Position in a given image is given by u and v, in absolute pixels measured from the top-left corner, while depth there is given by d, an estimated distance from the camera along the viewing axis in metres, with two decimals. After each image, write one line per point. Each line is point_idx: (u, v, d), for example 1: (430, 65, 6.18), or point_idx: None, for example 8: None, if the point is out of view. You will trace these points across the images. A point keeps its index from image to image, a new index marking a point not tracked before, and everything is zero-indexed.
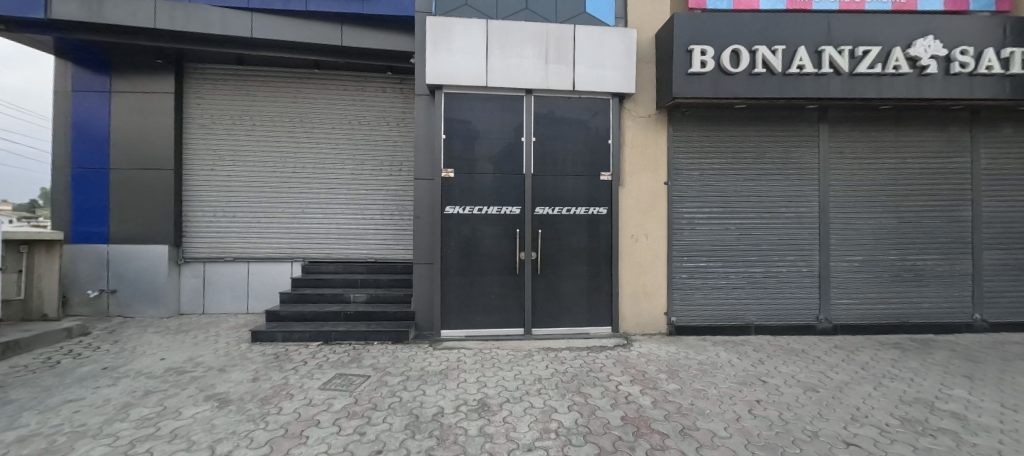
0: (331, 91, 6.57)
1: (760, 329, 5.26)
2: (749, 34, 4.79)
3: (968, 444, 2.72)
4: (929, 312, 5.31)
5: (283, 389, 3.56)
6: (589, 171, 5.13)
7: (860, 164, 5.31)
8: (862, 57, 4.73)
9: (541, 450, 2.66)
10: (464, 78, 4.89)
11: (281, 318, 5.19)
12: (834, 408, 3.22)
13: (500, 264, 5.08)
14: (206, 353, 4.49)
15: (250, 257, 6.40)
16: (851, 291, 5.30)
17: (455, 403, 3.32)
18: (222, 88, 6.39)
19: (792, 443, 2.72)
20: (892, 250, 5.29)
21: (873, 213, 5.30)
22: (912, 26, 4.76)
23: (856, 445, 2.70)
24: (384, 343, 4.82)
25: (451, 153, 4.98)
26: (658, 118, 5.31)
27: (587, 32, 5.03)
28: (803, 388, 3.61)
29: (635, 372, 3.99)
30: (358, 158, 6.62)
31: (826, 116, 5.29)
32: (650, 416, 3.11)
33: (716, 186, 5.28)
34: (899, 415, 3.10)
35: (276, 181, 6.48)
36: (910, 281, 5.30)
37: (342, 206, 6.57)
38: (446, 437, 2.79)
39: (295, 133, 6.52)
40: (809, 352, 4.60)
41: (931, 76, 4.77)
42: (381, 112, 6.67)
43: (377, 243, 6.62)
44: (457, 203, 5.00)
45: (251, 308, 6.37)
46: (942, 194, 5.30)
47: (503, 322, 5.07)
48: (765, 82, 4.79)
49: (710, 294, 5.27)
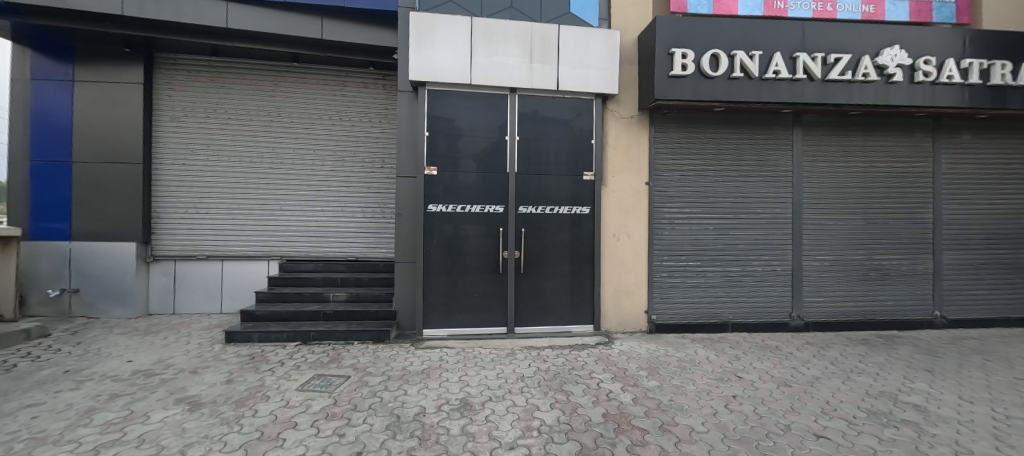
0: (311, 85, 6.41)
1: (736, 326, 5.40)
2: (728, 39, 4.90)
3: (928, 434, 2.86)
4: (894, 309, 5.56)
5: (259, 391, 3.46)
6: (572, 171, 5.17)
7: (832, 168, 5.51)
8: (834, 64, 4.92)
9: (523, 448, 2.67)
10: (447, 75, 4.85)
11: (258, 318, 5.05)
12: (805, 402, 3.34)
13: (483, 263, 5.06)
14: (178, 355, 4.33)
15: (225, 256, 6.19)
16: (822, 289, 5.50)
17: (437, 402, 3.29)
18: (196, 80, 6.17)
19: (766, 437, 2.80)
20: (860, 250, 5.53)
21: (842, 214, 5.52)
22: (880, 35, 4.97)
23: (826, 437, 2.81)
24: (366, 343, 4.74)
25: (435, 150, 4.94)
26: (641, 119, 5.38)
27: (571, 32, 5.06)
28: (777, 383, 3.73)
29: (616, 369, 4.04)
30: (338, 154, 6.49)
31: (800, 121, 5.47)
32: (631, 412, 3.15)
33: (696, 186, 5.40)
34: (865, 408, 3.24)
35: (253, 178, 6.29)
36: (876, 280, 5.54)
37: (322, 203, 6.43)
38: (428, 437, 2.77)
39: (273, 128, 6.34)
40: (782, 348, 4.76)
41: (897, 84, 4.99)
42: (363, 108, 6.55)
43: (358, 242, 6.51)
44: (440, 201, 4.96)
45: (226, 309, 6.17)
46: (906, 197, 5.56)
47: (486, 320, 5.06)
48: (743, 86, 4.91)
49: (689, 292, 5.38)
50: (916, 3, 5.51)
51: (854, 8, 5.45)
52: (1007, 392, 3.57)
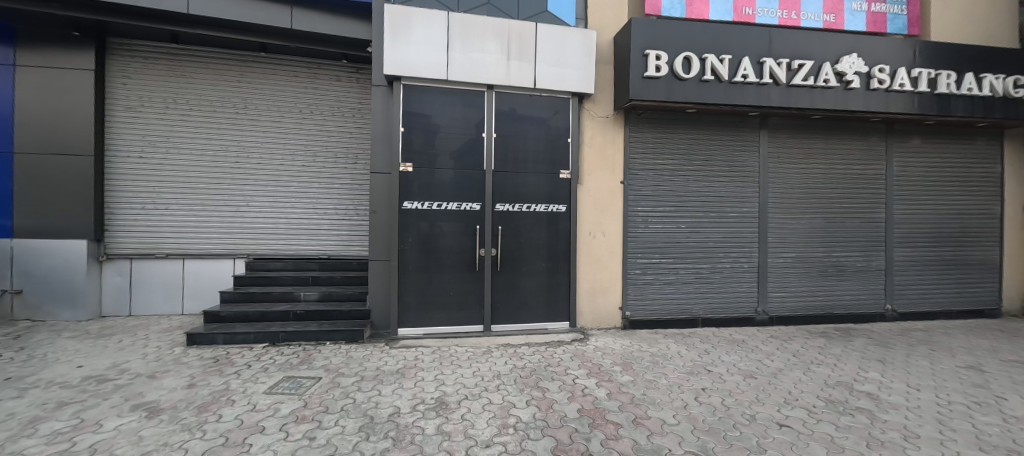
0: (280, 77, 6.18)
1: (706, 321, 5.58)
2: (699, 43, 5.05)
3: (880, 421, 3.04)
4: (850, 303, 5.88)
5: (223, 395, 3.31)
6: (549, 169, 5.20)
7: (795, 169, 5.77)
8: (798, 70, 5.14)
9: (499, 445, 2.67)
10: (423, 70, 4.78)
11: (223, 318, 4.83)
12: (769, 393, 3.49)
13: (459, 261, 5.02)
14: (134, 358, 4.09)
15: (187, 254, 5.90)
16: (786, 285, 5.76)
17: (412, 402, 3.24)
18: (154, 68, 5.83)
19: (733, 427, 2.91)
20: (820, 248, 5.82)
21: (804, 214, 5.79)
22: (839, 44, 5.23)
23: (788, 426, 2.94)
24: (338, 343, 4.62)
25: (410, 146, 4.86)
26: (616, 119, 5.46)
27: (548, 30, 5.07)
28: (743, 375, 3.88)
29: (591, 365, 4.10)
30: (310, 149, 6.28)
31: (766, 124, 5.69)
32: (605, 407, 3.20)
33: (669, 186, 5.54)
34: (824, 397, 3.42)
35: (217, 173, 6.01)
36: (834, 276, 5.85)
37: (292, 200, 6.21)
38: (402, 437, 2.73)
39: (239, 121, 6.07)
40: (748, 341, 4.96)
41: (855, 90, 5.27)
42: (335, 102, 6.36)
43: (331, 240, 6.33)
44: (415, 198, 4.89)
45: (187, 310, 5.87)
46: (862, 198, 5.89)
47: (462, 318, 5.02)
48: (714, 89, 5.06)
49: (661, 289, 5.52)
50: (871, 14, 5.84)
51: (817, 17, 5.72)
52: (949, 380, 3.84)
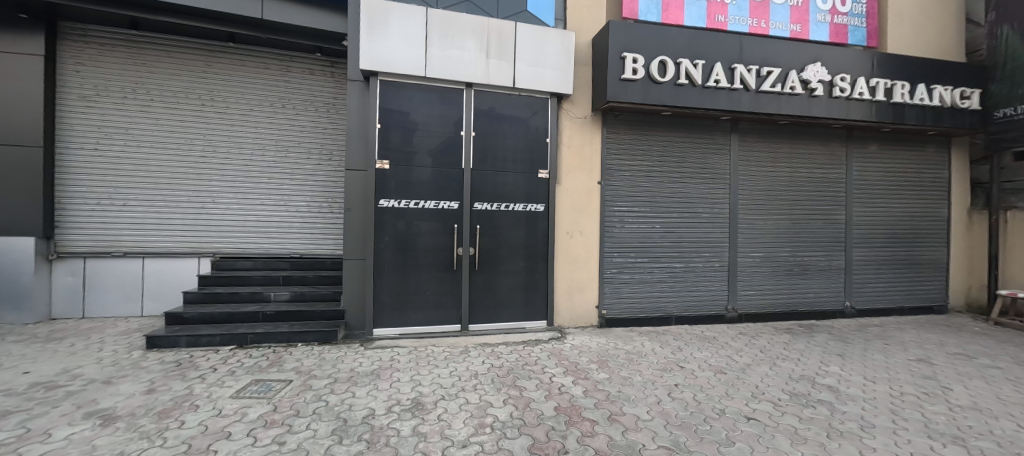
0: (250, 69, 5.94)
1: (679, 319, 5.73)
2: (674, 47, 5.18)
3: (840, 412, 3.21)
4: (813, 301, 6.16)
5: (186, 401, 3.16)
6: (527, 168, 5.21)
7: (764, 172, 6.00)
8: (766, 76, 5.34)
9: (476, 445, 2.65)
10: (401, 67, 4.70)
11: (186, 320, 4.61)
12: (738, 387, 3.62)
13: (437, 260, 4.97)
14: (88, 363, 3.85)
15: (148, 253, 5.60)
16: (754, 283, 5.98)
17: (387, 403, 3.19)
18: (110, 55, 5.51)
19: (704, 421, 3.00)
20: (786, 248, 6.08)
21: (772, 215, 6.03)
22: (805, 53, 5.48)
23: (756, 419, 3.06)
24: (310, 345, 4.48)
25: (387, 144, 4.78)
26: (594, 119, 5.53)
27: (528, 30, 5.08)
28: (714, 371, 4.00)
29: (568, 363, 4.14)
30: (281, 144, 6.07)
31: (736, 128, 5.90)
32: (582, 405, 3.24)
33: (645, 187, 5.65)
34: (788, 391, 3.57)
35: (181, 167, 5.73)
36: (798, 274, 6.11)
37: (262, 196, 5.99)
38: (377, 440, 2.67)
39: (204, 113, 5.80)
40: (719, 338, 5.13)
41: (819, 98, 5.53)
42: (309, 96, 6.17)
43: (304, 238, 6.14)
44: (392, 196, 4.81)
45: (147, 311, 5.57)
46: (824, 200, 6.19)
47: (439, 318, 4.98)
48: (688, 93, 5.20)
49: (637, 287, 5.62)
50: (834, 26, 6.15)
51: (784, 27, 5.97)
52: (902, 372, 4.09)
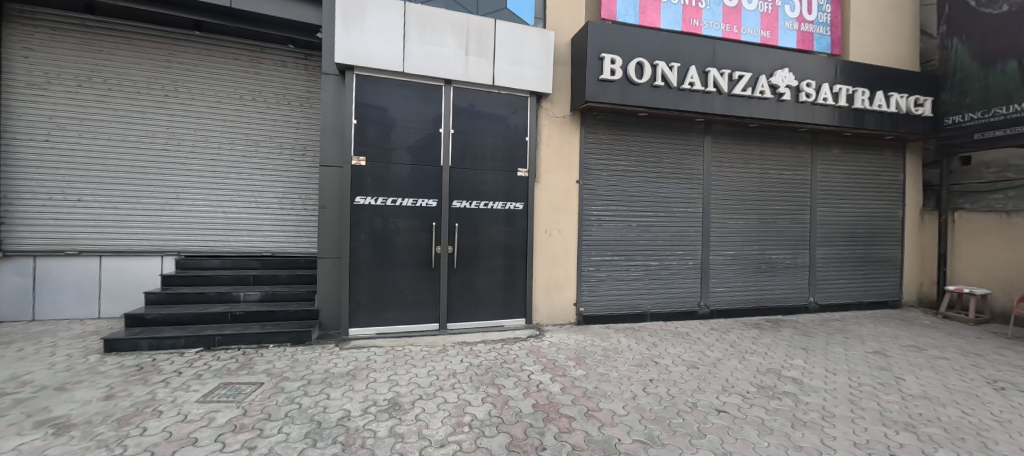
0: (217, 59, 5.69)
1: (654, 315, 5.87)
2: (651, 50, 5.27)
3: (803, 402, 3.37)
4: (780, 297, 6.43)
5: (148, 406, 3.01)
6: (507, 166, 5.21)
7: (735, 173, 6.21)
8: (738, 80, 5.52)
9: (454, 444, 2.64)
10: (378, 61, 4.60)
11: (148, 322, 4.40)
12: (710, 381, 3.74)
13: (414, 259, 4.91)
14: (39, 369, 3.62)
15: (106, 251, 5.30)
16: (725, 281, 6.18)
17: (363, 404, 3.14)
18: (63, 40, 5.17)
19: (677, 415, 3.09)
20: (755, 246, 6.31)
21: (742, 215, 6.24)
22: (774, 59, 5.69)
23: (725, 411, 3.17)
24: (282, 346, 4.36)
25: (364, 140, 4.68)
26: (572, 119, 5.57)
27: (507, 27, 5.07)
28: (687, 365, 4.12)
29: (546, 361, 4.18)
30: (251, 138, 5.85)
31: (710, 130, 6.07)
32: (559, 401, 3.28)
33: (622, 186, 5.75)
34: (756, 383, 3.72)
35: (142, 162, 5.43)
36: (766, 272, 6.36)
37: (231, 193, 5.76)
38: (353, 442, 2.63)
39: (168, 105, 5.53)
40: (692, 334, 5.28)
41: (786, 102, 5.75)
42: (281, 89, 5.97)
43: (276, 236, 5.95)
44: (368, 193, 4.72)
45: (105, 313, 5.28)
46: (791, 201, 6.46)
47: (416, 317, 4.92)
48: (664, 95, 5.31)
49: (613, 285, 5.72)
50: (801, 33, 6.42)
51: (755, 32, 6.18)
52: (860, 364, 4.32)
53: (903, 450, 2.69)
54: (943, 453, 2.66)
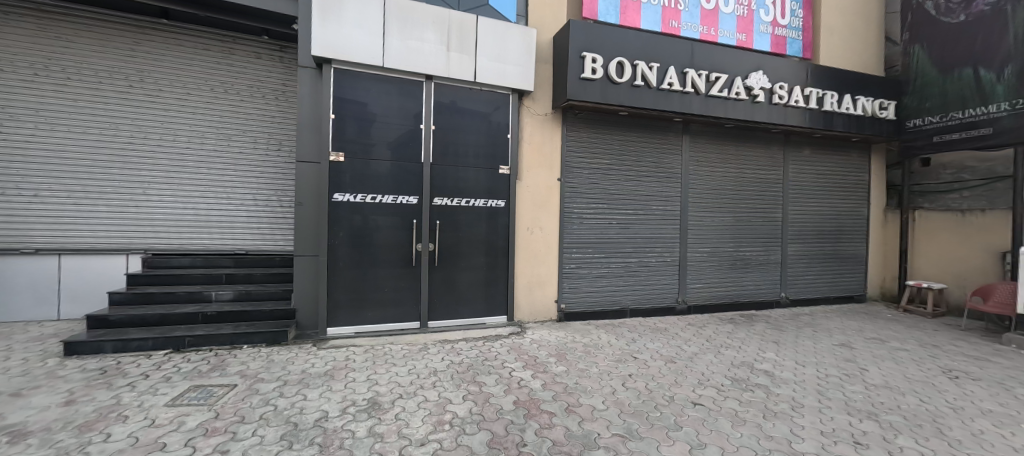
0: (186, 49, 5.46)
1: (633, 311, 5.97)
2: (631, 50, 5.34)
3: (775, 394, 3.49)
4: (754, 292, 6.64)
5: (113, 412, 2.88)
6: (488, 164, 5.19)
7: (712, 172, 6.37)
8: (715, 82, 5.65)
9: (435, 443, 2.63)
10: (357, 55, 4.50)
11: (112, 323, 4.20)
12: (686, 375, 3.84)
13: (395, 256, 4.85)
14: None
15: (65, 249, 5.02)
16: (702, 277, 6.34)
17: (342, 404, 3.09)
18: (17, 26, 4.89)
19: (655, 408, 3.16)
20: (730, 243, 6.49)
21: (718, 213, 6.41)
22: (749, 61, 5.85)
23: (701, 404, 3.26)
24: (257, 346, 4.23)
25: (343, 135, 4.58)
26: (554, 117, 5.60)
27: (489, 24, 5.04)
28: (665, 360, 4.21)
29: (528, 357, 4.20)
30: (223, 132, 5.64)
31: (688, 130, 6.20)
32: (540, 397, 3.30)
33: (603, 184, 5.81)
34: (730, 376, 3.84)
35: (104, 155, 5.17)
36: (741, 268, 6.56)
37: (202, 188, 5.55)
38: (331, 443, 2.58)
39: (133, 96, 5.27)
40: (670, 329, 5.40)
41: (761, 104, 5.93)
42: (255, 81, 5.77)
43: (250, 233, 5.77)
44: (347, 190, 4.62)
45: (65, 315, 5.02)
46: (764, 199, 6.67)
47: (397, 316, 4.87)
48: (643, 94, 5.39)
49: (594, 282, 5.79)
50: (774, 37, 6.62)
51: (731, 35, 6.34)
52: (827, 356, 4.51)
53: (866, 438, 2.82)
54: (902, 439, 2.81)
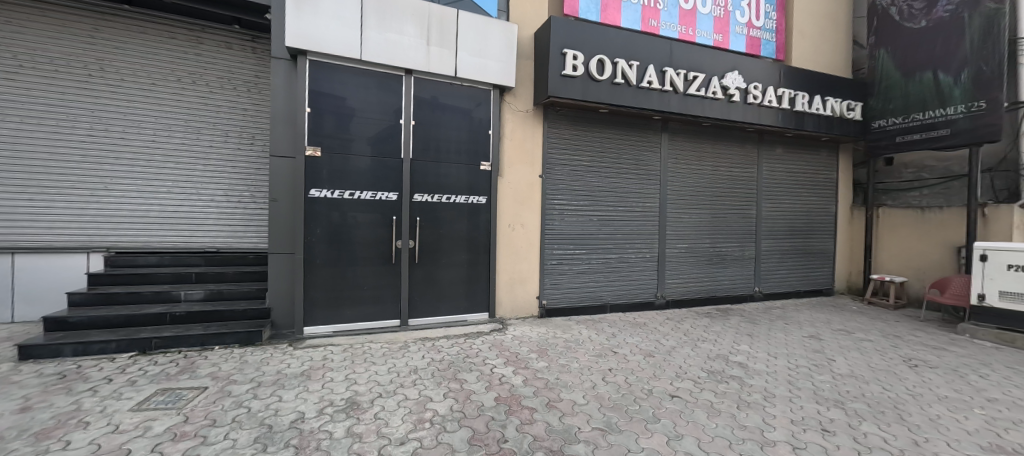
0: (151, 38, 5.21)
1: (613, 306, 6.06)
2: (612, 47, 5.38)
3: (748, 385, 3.60)
4: (729, 287, 6.83)
5: (72, 418, 2.73)
6: (470, 160, 5.16)
7: (690, 170, 6.50)
8: (693, 81, 5.76)
9: (415, 441, 2.60)
10: (334, 47, 4.38)
11: (72, 325, 3.98)
12: (665, 369, 3.92)
13: (374, 254, 4.76)
14: None
15: (19, 247, 4.73)
16: (680, 272, 6.48)
17: (319, 405, 3.02)
18: None
19: (634, 402, 3.21)
20: (707, 239, 6.65)
21: (696, 210, 6.56)
22: (726, 62, 5.98)
23: (678, 396, 3.33)
24: (229, 347, 4.10)
25: (319, 129, 4.46)
26: (535, 114, 5.59)
27: (470, 18, 4.99)
28: (644, 354, 4.29)
29: (509, 354, 4.21)
30: (192, 125, 5.41)
31: (667, 128, 6.31)
32: (521, 393, 3.31)
33: (584, 181, 5.86)
34: (706, 369, 3.94)
35: (61, 148, 4.88)
36: (717, 263, 6.74)
37: (170, 183, 5.32)
38: (307, 444, 2.52)
39: (93, 85, 5.00)
40: (649, 324, 5.50)
41: (737, 103, 6.08)
42: (225, 72, 5.55)
43: (222, 230, 5.57)
44: (324, 186, 4.51)
45: (19, 316, 4.73)
46: (739, 197, 6.85)
47: (376, 314, 4.79)
48: (624, 92, 5.44)
49: (575, 278, 5.84)
50: (750, 38, 6.79)
51: (709, 35, 6.47)
52: (797, 347, 4.68)
53: (833, 425, 2.94)
54: (866, 426, 2.94)
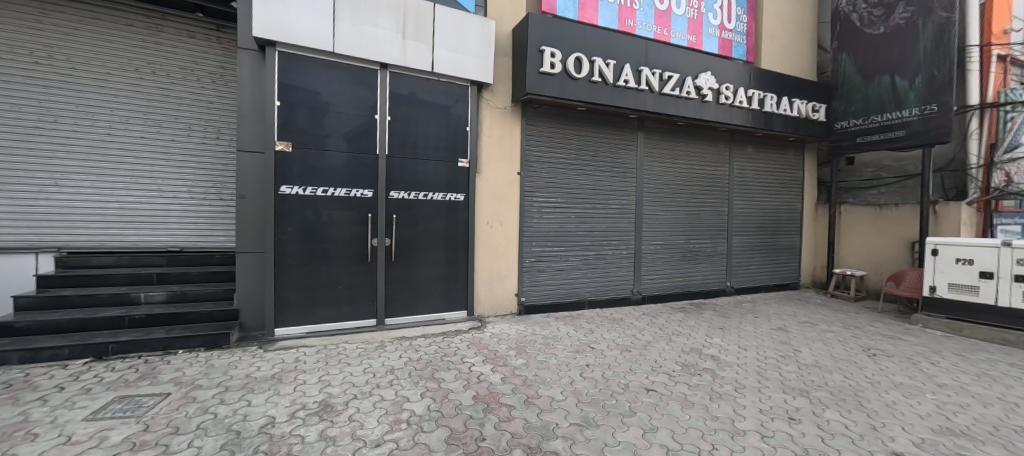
0: (106, 25, 4.92)
1: (591, 302, 6.12)
2: (589, 46, 5.42)
3: (720, 377, 3.71)
4: (702, 282, 7.03)
5: (19, 430, 2.55)
6: (447, 156, 5.10)
7: (665, 168, 6.64)
8: (668, 81, 5.87)
9: (391, 442, 2.55)
10: (305, 38, 4.23)
11: (19, 331, 3.72)
12: (641, 363, 3.99)
13: (349, 252, 4.65)
14: None
15: None
16: (656, 269, 6.62)
17: (290, 409, 2.92)
18: None
19: (611, 396, 3.25)
20: (681, 236, 6.81)
21: (671, 207, 6.70)
22: (699, 62, 6.13)
23: (654, 389, 3.40)
24: (194, 351, 3.92)
25: (290, 124, 4.31)
26: (514, 111, 5.58)
27: (446, 12, 4.92)
28: (620, 349, 4.36)
29: (487, 352, 4.19)
30: (152, 118, 5.13)
31: (643, 127, 6.41)
32: (500, 391, 3.30)
33: (562, 179, 5.89)
34: (681, 362, 4.04)
35: (3, 140, 4.52)
36: (691, 259, 6.91)
37: (129, 179, 5.03)
38: (278, 449, 2.44)
39: (40, 74, 4.66)
40: (626, 319, 5.59)
41: (709, 103, 6.24)
42: (188, 63, 5.29)
43: (186, 228, 5.32)
44: (296, 182, 4.36)
45: None
46: (712, 194, 7.05)
47: (351, 314, 4.68)
48: (601, 91, 5.50)
49: (553, 275, 5.87)
50: (722, 40, 6.99)
51: (683, 36, 6.62)
52: (766, 339, 4.86)
53: (799, 413, 3.06)
54: (829, 413, 3.08)
